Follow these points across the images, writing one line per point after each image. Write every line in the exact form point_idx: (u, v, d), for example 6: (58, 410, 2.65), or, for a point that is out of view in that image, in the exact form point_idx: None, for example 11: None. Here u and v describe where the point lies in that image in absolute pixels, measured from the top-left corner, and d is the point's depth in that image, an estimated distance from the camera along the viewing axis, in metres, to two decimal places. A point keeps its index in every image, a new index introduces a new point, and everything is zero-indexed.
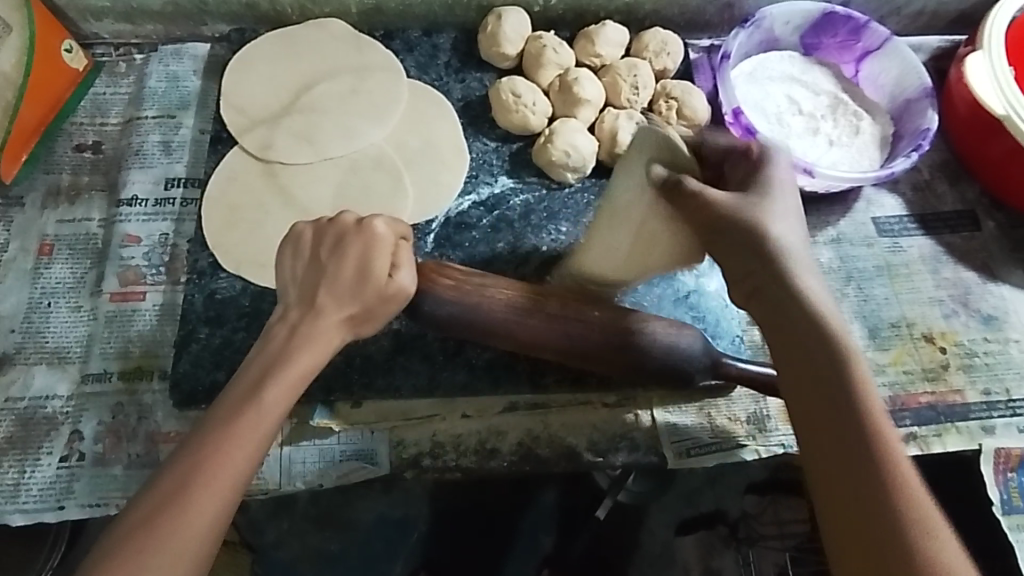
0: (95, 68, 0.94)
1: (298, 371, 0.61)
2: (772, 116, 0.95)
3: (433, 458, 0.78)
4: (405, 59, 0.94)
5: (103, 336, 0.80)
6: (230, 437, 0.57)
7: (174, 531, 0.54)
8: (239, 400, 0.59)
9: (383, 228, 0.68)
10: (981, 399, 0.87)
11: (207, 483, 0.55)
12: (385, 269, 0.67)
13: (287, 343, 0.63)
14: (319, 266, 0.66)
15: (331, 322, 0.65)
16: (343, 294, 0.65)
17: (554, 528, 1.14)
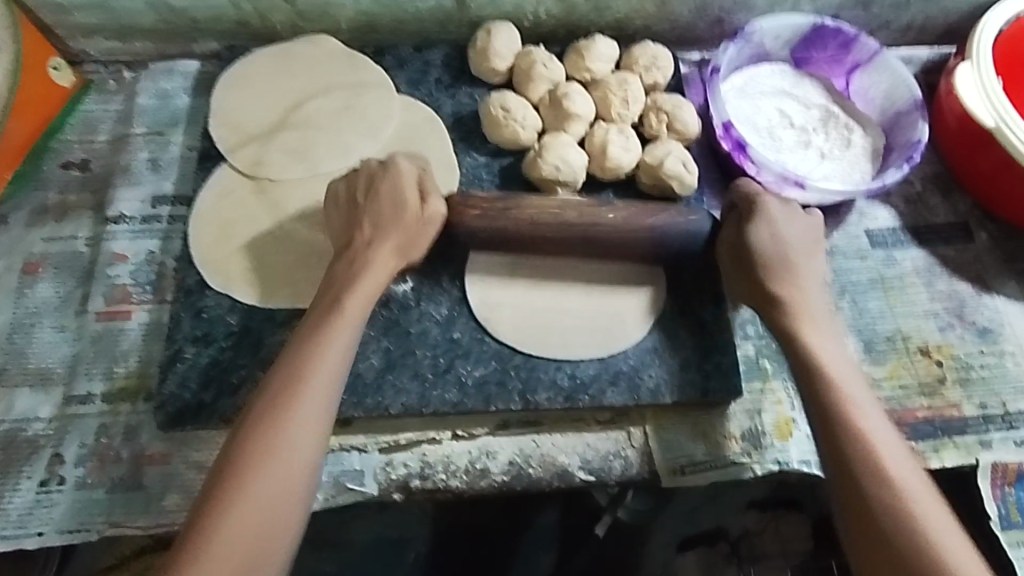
0: (85, 86, 0.94)
1: (359, 300, 0.70)
2: (763, 129, 0.95)
3: (423, 479, 0.77)
4: (396, 75, 0.94)
5: (88, 356, 0.79)
6: (309, 378, 0.64)
7: (269, 476, 0.59)
8: (310, 348, 0.66)
9: (406, 168, 0.78)
10: (978, 413, 0.86)
11: (293, 430, 0.61)
12: (416, 197, 0.77)
13: (345, 283, 0.71)
14: (356, 206, 0.76)
15: (382, 251, 0.74)
16: (387, 223, 0.75)
17: (554, 545, 1.11)
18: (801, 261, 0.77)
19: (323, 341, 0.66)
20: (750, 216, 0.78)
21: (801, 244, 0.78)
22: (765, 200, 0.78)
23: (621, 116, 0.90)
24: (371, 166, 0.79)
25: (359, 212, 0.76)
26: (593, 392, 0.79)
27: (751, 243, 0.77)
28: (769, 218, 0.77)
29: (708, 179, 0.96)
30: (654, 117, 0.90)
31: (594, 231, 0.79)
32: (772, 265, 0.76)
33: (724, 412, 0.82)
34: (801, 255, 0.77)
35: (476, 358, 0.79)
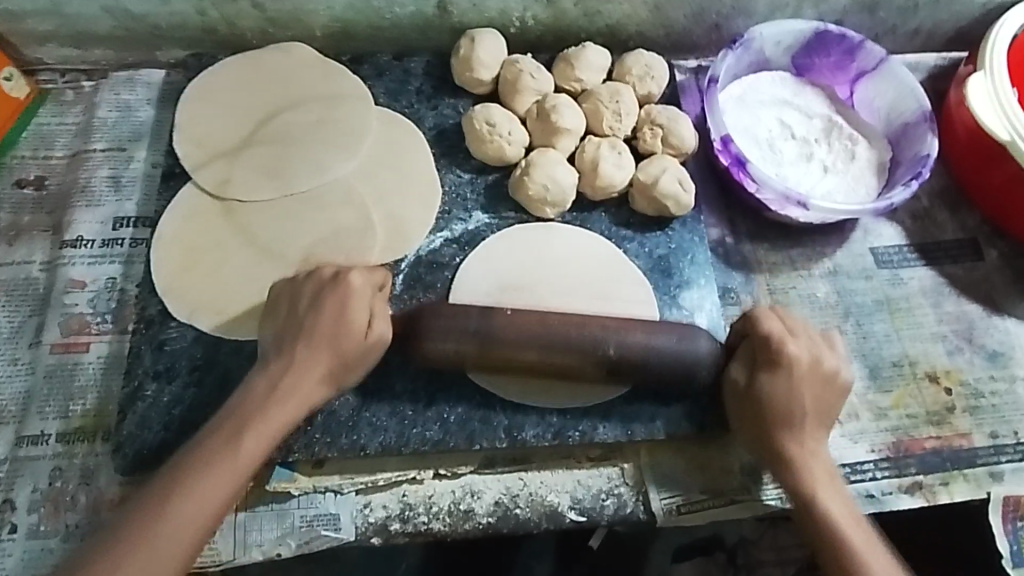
0: (41, 97, 0.88)
1: (304, 392, 0.66)
2: (763, 142, 0.90)
3: (403, 521, 0.73)
4: (374, 86, 0.88)
5: (42, 392, 0.73)
6: (226, 457, 0.62)
7: (156, 543, 0.59)
8: (236, 425, 0.64)
9: (358, 280, 0.70)
10: (988, 443, 0.82)
11: (193, 503, 0.60)
12: (362, 318, 0.69)
13: (286, 369, 0.67)
14: (299, 323, 0.68)
15: (312, 379, 0.66)
16: (319, 342, 0.67)
17: (551, 559, 1.02)
18: (817, 414, 0.70)
19: (253, 421, 0.64)
20: (766, 367, 0.71)
21: (814, 387, 0.71)
22: (784, 344, 0.71)
23: (614, 130, 0.85)
24: (321, 275, 0.71)
25: (298, 330, 0.68)
26: (584, 426, 0.74)
27: (759, 390, 0.70)
28: (785, 370, 0.70)
29: (705, 195, 0.91)
30: (648, 131, 0.85)
31: (565, 362, 0.70)
32: (783, 418, 0.70)
33: (722, 445, 0.78)
34: (817, 410, 0.70)
35: (459, 392, 0.75)
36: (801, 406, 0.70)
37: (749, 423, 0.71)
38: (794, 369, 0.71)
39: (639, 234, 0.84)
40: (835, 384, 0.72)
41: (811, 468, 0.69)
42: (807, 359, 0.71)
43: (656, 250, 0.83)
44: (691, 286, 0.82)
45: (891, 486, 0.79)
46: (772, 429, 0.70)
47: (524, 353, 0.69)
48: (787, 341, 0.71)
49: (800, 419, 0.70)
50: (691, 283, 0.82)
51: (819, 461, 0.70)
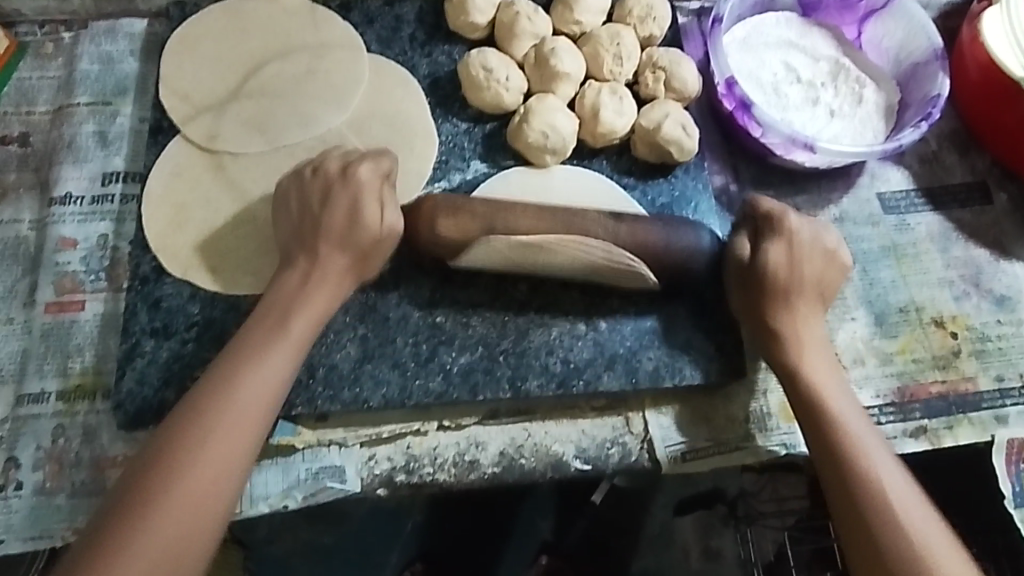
0: (20, 51, 0.85)
1: (287, 349, 0.64)
2: (768, 86, 0.88)
3: (409, 473, 0.73)
4: (365, 33, 0.85)
5: (39, 351, 0.73)
6: (215, 427, 0.60)
7: (159, 515, 0.56)
8: (219, 392, 0.61)
9: (367, 173, 0.71)
10: (994, 387, 0.81)
11: (188, 480, 0.58)
12: (377, 212, 0.70)
13: (271, 335, 0.64)
14: (313, 220, 0.69)
15: (332, 252, 0.68)
16: (338, 237, 0.69)
17: (553, 512, 1.09)
18: (813, 282, 0.72)
19: (237, 382, 0.62)
20: (767, 225, 0.73)
21: (813, 253, 0.72)
22: (785, 215, 0.73)
23: (615, 75, 0.82)
24: (331, 170, 0.71)
25: (317, 230, 0.69)
26: (587, 375, 0.74)
27: (767, 262, 0.71)
28: (788, 236, 0.72)
29: (709, 142, 0.89)
30: (649, 75, 0.83)
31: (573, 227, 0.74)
32: (780, 297, 0.71)
33: (727, 394, 0.77)
34: (814, 287, 0.72)
35: (461, 344, 0.74)
36: (800, 270, 0.71)
37: (755, 294, 0.71)
38: (792, 232, 0.72)
39: (641, 182, 0.82)
40: (836, 259, 0.73)
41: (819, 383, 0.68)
42: (813, 232, 0.73)
43: (659, 198, 0.81)
44: None
45: (896, 430, 0.79)
46: (774, 315, 0.71)
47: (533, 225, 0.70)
48: (787, 212, 0.73)
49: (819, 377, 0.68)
50: None
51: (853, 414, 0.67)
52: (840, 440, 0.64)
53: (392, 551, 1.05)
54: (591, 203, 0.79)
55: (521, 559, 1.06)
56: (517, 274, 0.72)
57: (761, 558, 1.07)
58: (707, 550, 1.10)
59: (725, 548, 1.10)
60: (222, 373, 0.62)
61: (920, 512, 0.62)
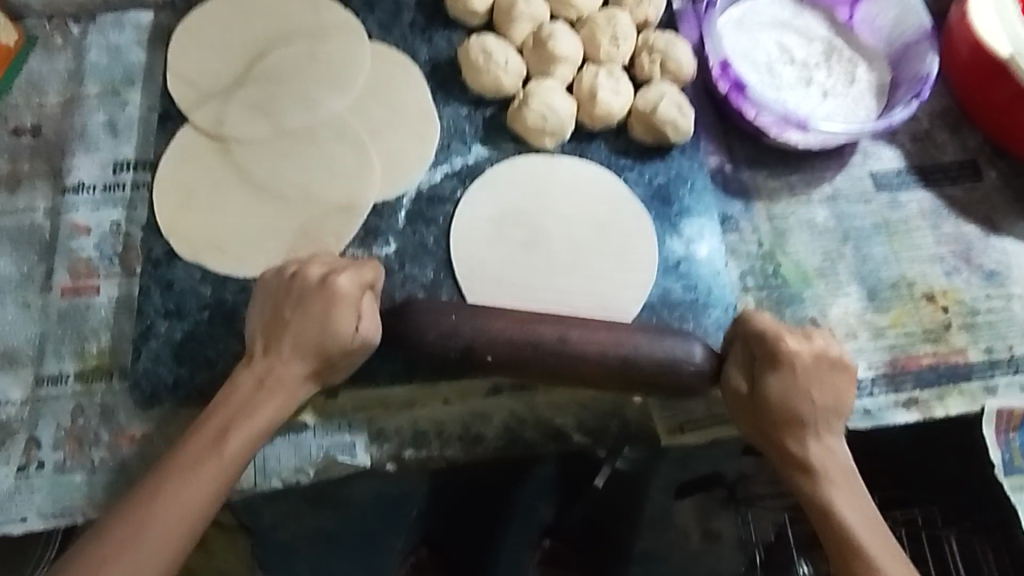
0: (30, 43, 0.87)
1: (262, 416, 0.65)
2: (761, 67, 0.89)
3: (416, 447, 0.75)
4: (366, 20, 0.87)
5: (57, 334, 0.75)
6: (193, 472, 0.62)
7: (135, 554, 0.59)
8: (202, 447, 0.63)
9: (346, 284, 0.68)
10: (983, 358, 0.84)
11: (168, 507, 0.61)
12: (348, 322, 0.67)
13: (251, 398, 0.66)
14: (281, 320, 0.68)
15: (293, 366, 0.67)
16: (304, 345, 0.67)
17: (554, 498, 1.10)
18: (817, 393, 0.69)
19: (218, 440, 0.64)
20: (768, 362, 0.70)
21: (817, 374, 0.70)
22: (781, 340, 0.69)
23: (611, 57, 0.84)
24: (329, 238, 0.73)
25: (280, 333, 0.67)
26: None
27: (767, 391, 0.69)
28: (788, 363, 0.69)
29: (704, 123, 0.91)
30: (645, 57, 0.84)
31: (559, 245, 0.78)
32: (777, 411, 0.69)
33: None
34: (823, 409, 0.69)
35: None
36: (805, 396, 0.69)
37: (757, 419, 0.70)
38: (795, 366, 0.69)
39: (638, 162, 0.84)
40: (841, 372, 0.71)
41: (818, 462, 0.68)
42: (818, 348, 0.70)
43: (656, 179, 0.83)
44: (692, 214, 0.82)
45: (887, 401, 0.81)
46: (773, 420, 0.69)
47: (518, 348, 0.67)
48: (783, 336, 0.69)
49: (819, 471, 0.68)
50: (691, 211, 0.82)
51: (853, 499, 0.67)
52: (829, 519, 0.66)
53: (394, 536, 1.08)
54: (587, 191, 0.81)
55: (526, 538, 1.10)
56: (501, 352, 0.67)
57: (762, 539, 1.11)
58: (706, 532, 1.14)
59: (725, 530, 1.14)
60: (202, 427, 0.64)
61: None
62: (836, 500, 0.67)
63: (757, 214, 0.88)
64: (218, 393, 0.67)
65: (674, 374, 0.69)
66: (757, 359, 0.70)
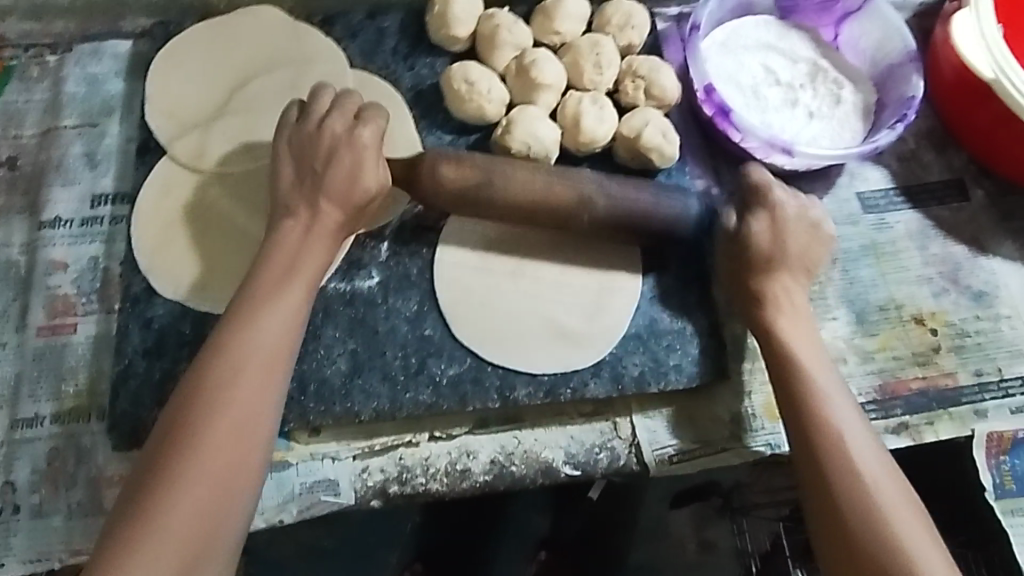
0: (6, 74, 0.85)
1: (297, 290, 0.66)
2: (747, 89, 0.89)
3: (401, 484, 0.74)
4: (348, 47, 0.86)
5: (34, 374, 0.73)
6: (241, 372, 0.61)
7: (195, 481, 0.56)
8: (210, 398, 0.59)
9: (370, 138, 0.72)
10: (972, 381, 0.83)
11: (195, 481, 0.56)
12: (376, 168, 0.72)
13: (267, 301, 0.65)
14: (314, 175, 0.71)
15: (331, 211, 0.70)
16: (335, 197, 0.71)
17: (548, 507, 1.10)
18: (799, 251, 0.75)
19: (250, 330, 0.63)
20: (749, 205, 0.76)
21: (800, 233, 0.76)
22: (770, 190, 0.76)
23: (595, 83, 0.83)
24: (337, 127, 0.72)
25: (315, 184, 0.71)
26: (575, 383, 0.76)
27: (751, 236, 0.74)
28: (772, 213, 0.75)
29: (690, 146, 0.90)
30: (629, 83, 0.84)
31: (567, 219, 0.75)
32: (765, 263, 0.74)
33: (711, 396, 0.79)
34: (798, 259, 0.75)
35: (450, 355, 0.75)
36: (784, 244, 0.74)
37: (738, 272, 0.75)
38: (777, 215, 0.75)
39: None
40: (822, 237, 0.77)
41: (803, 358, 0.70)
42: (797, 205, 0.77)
43: None
44: None
45: (878, 427, 0.81)
46: (754, 271, 0.74)
47: (521, 195, 0.74)
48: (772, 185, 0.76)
49: (785, 322, 0.72)
50: None
51: (814, 356, 0.70)
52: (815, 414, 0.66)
53: (392, 551, 1.06)
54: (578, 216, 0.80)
55: (521, 552, 1.09)
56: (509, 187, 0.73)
57: (757, 548, 1.11)
58: (702, 541, 1.14)
59: (721, 539, 1.13)
60: (234, 325, 0.63)
61: (873, 449, 0.64)
62: (802, 355, 0.70)
63: None
64: (236, 294, 0.66)
65: (662, 222, 0.76)
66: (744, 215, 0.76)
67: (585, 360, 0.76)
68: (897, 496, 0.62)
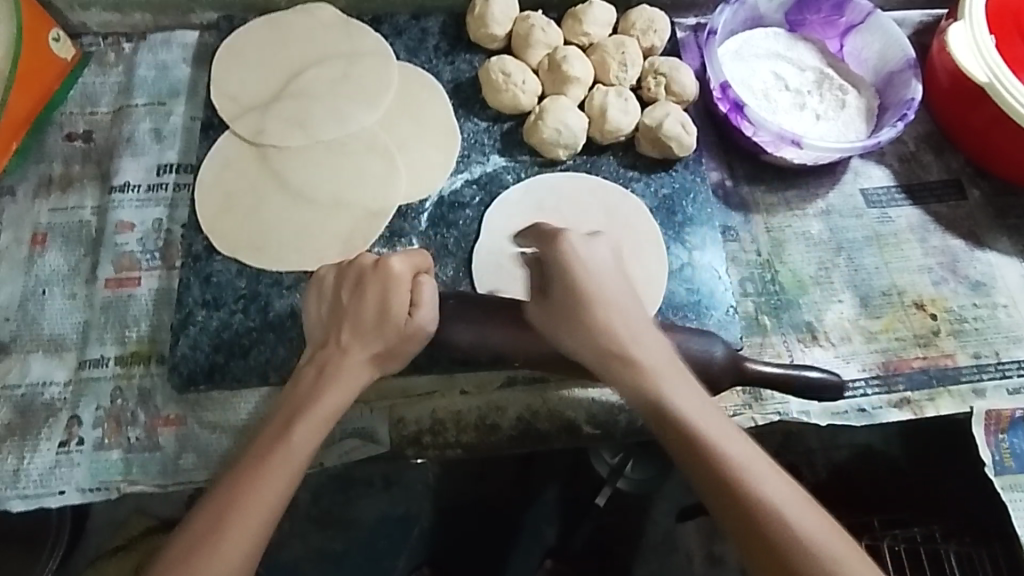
0: (84, 59, 0.94)
1: (293, 454, 0.62)
2: (759, 91, 0.97)
3: (434, 435, 0.79)
4: (394, 43, 0.95)
5: (99, 322, 0.80)
6: (232, 520, 0.59)
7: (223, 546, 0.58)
8: (247, 470, 0.61)
9: (400, 268, 0.71)
10: (971, 362, 0.88)
11: (221, 553, 0.58)
12: (404, 307, 0.69)
13: (316, 384, 0.66)
14: (342, 309, 0.69)
15: (357, 360, 0.67)
16: (367, 334, 0.68)
17: (557, 519, 1.16)
18: (576, 260, 0.69)
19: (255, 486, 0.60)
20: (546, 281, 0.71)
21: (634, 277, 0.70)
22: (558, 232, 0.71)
23: (619, 80, 0.91)
24: (364, 263, 0.71)
25: (340, 319, 0.68)
26: None
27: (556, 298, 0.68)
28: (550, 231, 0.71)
29: (706, 142, 0.97)
30: (651, 80, 0.92)
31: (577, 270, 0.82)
32: (545, 287, 0.70)
33: None
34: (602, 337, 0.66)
35: None
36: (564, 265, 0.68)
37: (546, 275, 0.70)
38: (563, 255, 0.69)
39: (645, 174, 0.90)
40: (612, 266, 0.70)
41: (649, 368, 0.64)
42: (598, 259, 0.69)
43: (661, 190, 0.89)
44: (695, 223, 0.88)
45: (881, 400, 0.86)
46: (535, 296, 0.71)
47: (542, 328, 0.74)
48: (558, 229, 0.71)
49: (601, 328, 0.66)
50: (695, 221, 0.88)
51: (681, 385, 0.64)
52: (691, 438, 0.60)
53: (400, 558, 1.11)
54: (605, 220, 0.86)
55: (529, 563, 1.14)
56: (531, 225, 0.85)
57: None
58: (711, 556, 1.17)
59: (728, 555, 1.17)
60: (264, 438, 0.63)
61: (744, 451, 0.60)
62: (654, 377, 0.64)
63: (756, 227, 0.94)
64: (247, 450, 0.64)
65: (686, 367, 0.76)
66: (540, 250, 0.73)
67: None
68: (784, 493, 0.58)
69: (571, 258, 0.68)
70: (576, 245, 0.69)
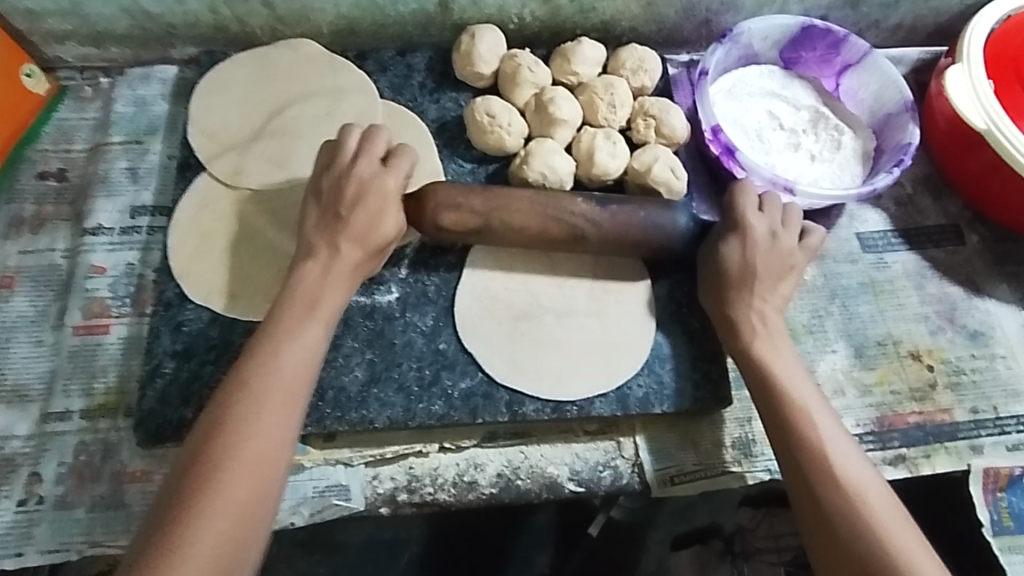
0: (61, 93, 0.91)
1: (297, 347, 0.67)
2: (752, 132, 0.94)
3: (410, 492, 0.77)
4: (379, 80, 0.92)
5: (67, 372, 0.77)
6: (252, 414, 0.63)
7: (247, 439, 0.61)
8: (259, 364, 0.65)
9: (395, 181, 0.75)
10: (969, 418, 0.86)
11: (246, 448, 0.61)
12: (395, 223, 0.75)
13: (316, 284, 0.71)
14: (337, 217, 0.73)
15: (352, 264, 0.73)
16: (362, 240, 0.73)
17: (550, 546, 1.08)
18: (771, 278, 0.77)
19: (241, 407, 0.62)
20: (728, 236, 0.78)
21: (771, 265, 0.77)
22: (746, 218, 0.77)
23: (609, 121, 0.89)
24: (361, 170, 0.74)
25: (338, 224, 0.73)
26: (581, 401, 0.78)
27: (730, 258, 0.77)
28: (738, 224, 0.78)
29: (697, 183, 0.95)
30: (641, 122, 0.89)
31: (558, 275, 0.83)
32: (740, 289, 0.77)
33: (714, 419, 0.82)
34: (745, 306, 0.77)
35: (463, 369, 0.79)
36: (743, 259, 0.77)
37: (716, 270, 0.78)
38: (749, 242, 0.77)
39: None
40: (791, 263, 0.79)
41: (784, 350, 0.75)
42: (761, 240, 0.78)
43: None
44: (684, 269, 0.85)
45: (875, 458, 0.83)
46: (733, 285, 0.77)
47: (527, 222, 0.77)
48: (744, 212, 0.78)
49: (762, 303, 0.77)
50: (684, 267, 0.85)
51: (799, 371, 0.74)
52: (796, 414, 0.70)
53: None
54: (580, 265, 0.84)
55: None
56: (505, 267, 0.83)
57: None
58: None
59: None
60: (266, 336, 0.68)
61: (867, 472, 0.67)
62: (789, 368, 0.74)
63: None
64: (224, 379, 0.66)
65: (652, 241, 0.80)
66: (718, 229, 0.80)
67: (599, 386, 0.79)
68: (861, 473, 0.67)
69: (752, 248, 0.77)
70: (750, 224, 0.78)
